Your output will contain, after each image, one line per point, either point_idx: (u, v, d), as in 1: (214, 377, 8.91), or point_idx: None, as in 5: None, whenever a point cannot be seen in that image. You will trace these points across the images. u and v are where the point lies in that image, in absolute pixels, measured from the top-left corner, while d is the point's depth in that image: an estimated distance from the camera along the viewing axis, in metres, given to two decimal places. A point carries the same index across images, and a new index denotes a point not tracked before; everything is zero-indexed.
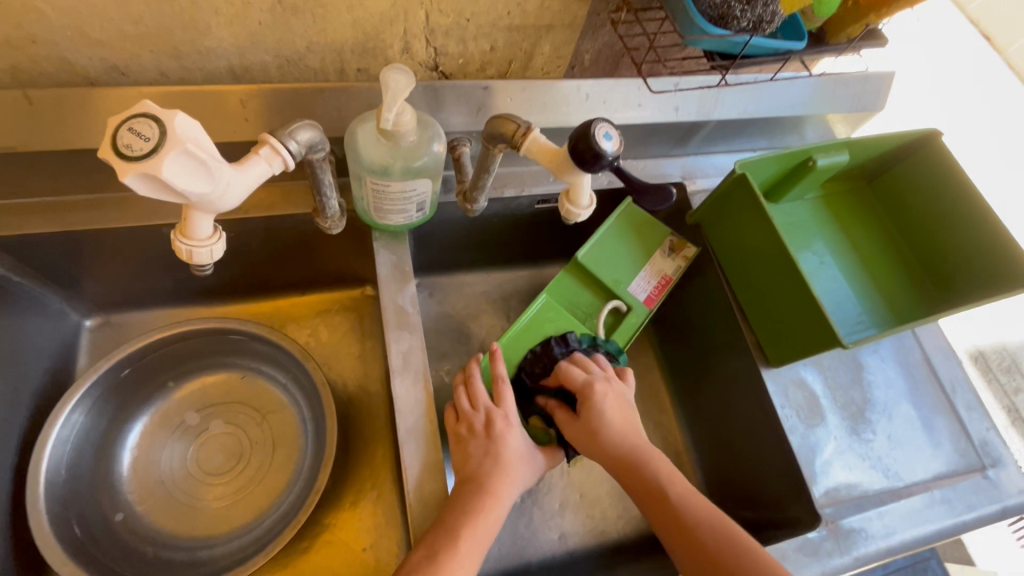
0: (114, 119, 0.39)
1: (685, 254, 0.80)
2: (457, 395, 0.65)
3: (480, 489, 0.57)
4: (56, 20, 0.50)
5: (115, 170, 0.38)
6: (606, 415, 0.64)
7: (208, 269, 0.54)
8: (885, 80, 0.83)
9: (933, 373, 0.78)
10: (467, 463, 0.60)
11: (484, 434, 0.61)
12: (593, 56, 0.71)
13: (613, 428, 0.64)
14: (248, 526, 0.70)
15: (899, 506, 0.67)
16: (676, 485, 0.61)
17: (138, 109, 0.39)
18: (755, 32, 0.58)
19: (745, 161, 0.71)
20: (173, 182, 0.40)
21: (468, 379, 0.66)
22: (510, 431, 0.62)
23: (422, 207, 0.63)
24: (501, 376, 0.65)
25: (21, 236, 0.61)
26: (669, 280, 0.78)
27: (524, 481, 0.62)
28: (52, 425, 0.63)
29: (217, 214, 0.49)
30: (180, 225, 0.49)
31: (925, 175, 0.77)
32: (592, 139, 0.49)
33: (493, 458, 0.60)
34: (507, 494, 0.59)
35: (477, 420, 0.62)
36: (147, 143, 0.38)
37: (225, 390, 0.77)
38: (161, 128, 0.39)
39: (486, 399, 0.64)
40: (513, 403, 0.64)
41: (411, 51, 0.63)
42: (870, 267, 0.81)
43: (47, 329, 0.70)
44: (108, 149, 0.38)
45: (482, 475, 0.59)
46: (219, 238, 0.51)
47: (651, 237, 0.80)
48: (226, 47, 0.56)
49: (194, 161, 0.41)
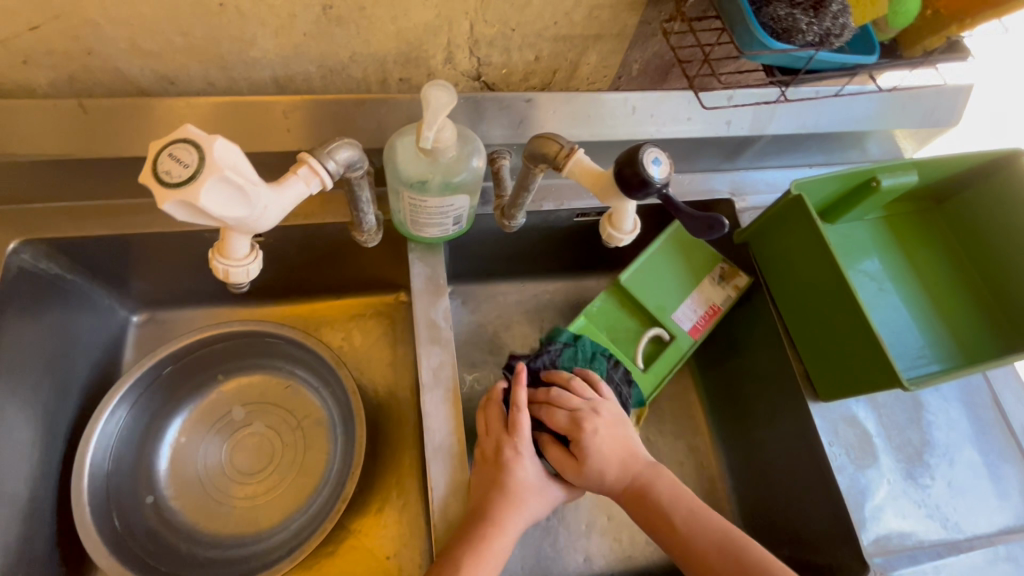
0: (157, 143, 0.39)
1: (736, 283, 0.76)
2: (478, 419, 0.65)
3: (483, 521, 0.55)
4: (110, 32, 0.51)
5: (154, 197, 0.38)
6: (599, 452, 0.61)
7: (244, 286, 0.54)
8: (962, 92, 0.76)
9: (1003, 415, 0.72)
10: (475, 493, 0.58)
11: (493, 461, 0.60)
12: (642, 66, 0.68)
13: (609, 459, 0.61)
14: (277, 528, 0.71)
15: (958, 561, 0.62)
16: (680, 509, 0.60)
17: (178, 134, 0.39)
18: (821, 46, 0.54)
19: (801, 181, 0.67)
20: (210, 209, 0.39)
21: (492, 402, 0.64)
22: (519, 462, 0.59)
23: (459, 221, 0.62)
24: (519, 402, 0.61)
25: (75, 237, 0.64)
26: (717, 310, 0.75)
27: (534, 511, 0.60)
28: (97, 420, 0.66)
29: (254, 234, 0.48)
30: (219, 244, 0.49)
31: (1000, 197, 0.71)
32: (640, 164, 0.46)
33: (498, 487, 0.58)
34: (514, 526, 0.57)
35: (489, 447, 0.61)
36: (185, 170, 0.38)
37: (260, 390, 0.78)
38: (200, 154, 0.38)
39: (499, 427, 0.62)
40: (528, 431, 0.60)
41: (454, 61, 0.62)
42: (935, 295, 0.75)
43: (97, 326, 0.73)
44: (149, 175, 0.38)
45: (485, 507, 0.57)
46: (256, 256, 0.51)
47: (700, 264, 0.77)
48: (271, 57, 0.56)
49: (232, 186, 0.40)
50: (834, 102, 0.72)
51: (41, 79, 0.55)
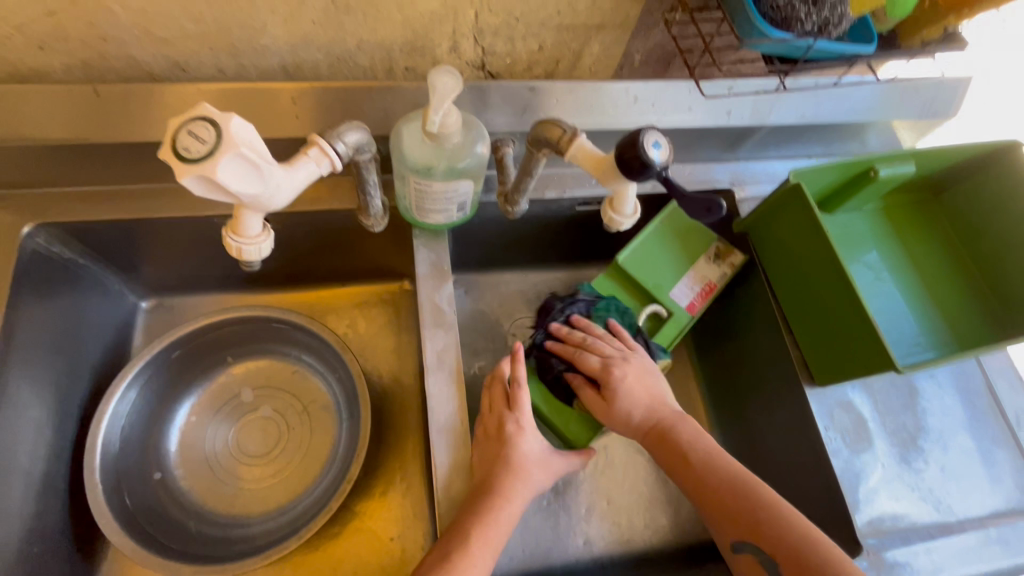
0: (175, 120, 0.40)
1: (731, 261, 0.77)
2: (483, 395, 0.66)
3: (488, 493, 0.57)
4: (125, 18, 0.52)
5: (174, 172, 0.39)
6: (628, 394, 0.65)
7: (255, 265, 0.55)
8: (962, 84, 0.77)
9: (997, 403, 0.73)
10: (479, 464, 0.60)
11: (496, 437, 0.61)
12: (644, 56, 0.69)
13: (634, 399, 0.65)
14: (283, 508, 0.72)
15: (949, 542, 0.63)
16: (697, 450, 0.63)
17: (196, 111, 0.40)
18: (819, 35, 0.56)
19: (800, 170, 0.69)
20: (227, 184, 0.41)
21: (493, 380, 0.66)
22: (521, 435, 0.61)
23: (463, 207, 0.63)
24: (520, 379, 0.63)
25: (87, 222, 0.65)
26: (713, 287, 0.76)
27: (537, 483, 0.61)
28: (109, 400, 0.68)
29: (266, 212, 0.50)
30: (232, 223, 0.50)
31: (996, 188, 0.72)
32: (640, 147, 0.47)
33: (502, 460, 0.59)
34: (518, 495, 0.58)
35: (492, 422, 0.63)
36: (204, 146, 0.39)
37: (267, 374, 0.79)
38: (218, 131, 0.40)
39: (502, 404, 0.63)
40: (528, 406, 0.63)
41: (459, 50, 0.63)
42: (931, 284, 0.77)
43: (107, 310, 0.74)
44: (168, 151, 0.39)
45: (489, 479, 0.58)
46: (267, 236, 0.52)
47: (694, 242, 0.78)
48: (280, 45, 0.58)
49: (247, 163, 0.41)
50: (834, 93, 0.73)
51: (57, 65, 0.56)
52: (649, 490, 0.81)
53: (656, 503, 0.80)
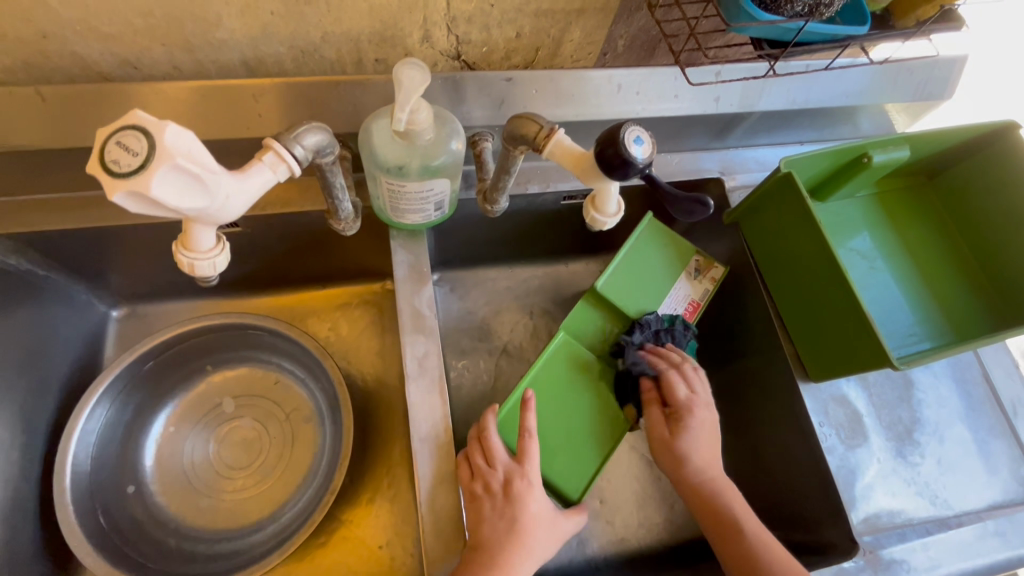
0: (102, 131, 0.36)
1: (712, 275, 0.75)
2: (469, 451, 0.60)
3: (490, 561, 0.53)
4: (63, 13, 0.48)
5: (102, 188, 0.35)
6: (695, 439, 0.64)
7: (213, 279, 0.51)
8: (956, 63, 0.74)
9: (993, 392, 0.72)
10: (480, 526, 0.56)
11: (501, 496, 0.56)
12: (628, 41, 0.66)
13: (699, 450, 0.64)
14: (267, 521, 0.70)
15: (947, 537, 0.62)
16: (750, 522, 0.62)
17: (125, 120, 0.36)
18: (811, 17, 0.52)
19: (791, 158, 0.66)
20: (164, 199, 0.37)
21: (483, 435, 0.61)
22: (530, 493, 0.57)
23: (441, 206, 0.60)
24: (529, 429, 0.59)
25: (43, 232, 0.62)
26: (698, 305, 0.73)
27: (545, 551, 0.57)
28: (78, 418, 0.65)
29: (219, 225, 0.46)
30: (182, 237, 0.47)
31: (992, 172, 0.70)
32: (622, 145, 0.44)
33: (510, 523, 0.55)
34: (523, 567, 0.54)
35: (495, 480, 0.57)
36: (135, 158, 0.35)
37: (245, 383, 0.77)
38: (150, 141, 0.36)
39: (505, 457, 0.58)
40: (538, 459, 0.59)
41: (431, 40, 0.59)
42: (925, 272, 0.74)
43: (74, 322, 0.71)
44: (94, 165, 0.35)
45: (496, 545, 0.54)
46: (223, 249, 0.49)
47: (677, 256, 0.75)
48: (238, 38, 0.54)
49: (186, 175, 0.37)
50: (825, 77, 0.70)
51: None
52: (642, 487, 0.79)
53: (650, 500, 0.79)
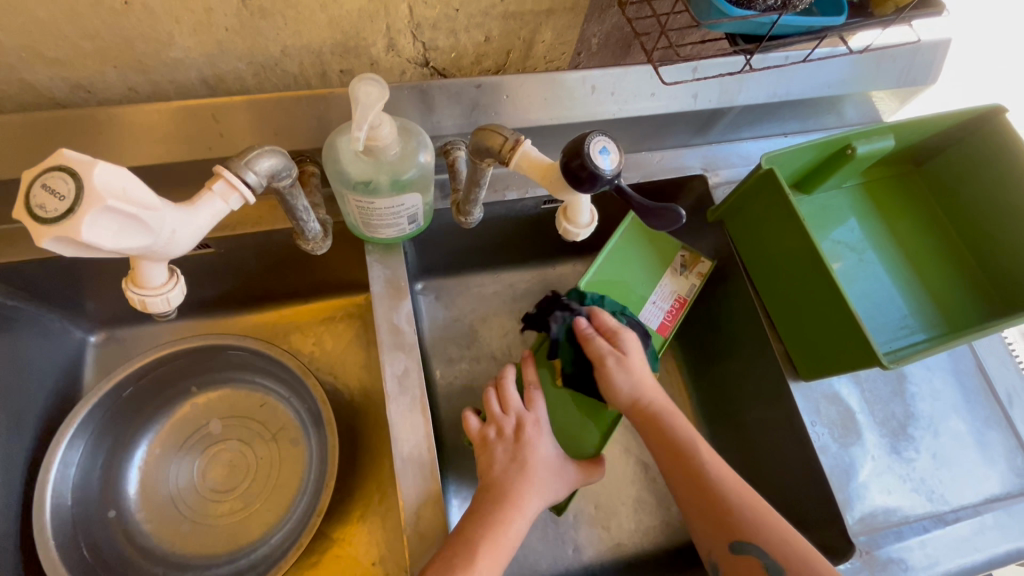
0: (30, 172, 0.35)
1: (699, 270, 0.75)
2: (486, 399, 0.63)
3: (501, 503, 0.55)
4: (6, 40, 0.46)
5: (31, 236, 0.34)
6: (635, 359, 0.63)
7: (172, 313, 0.50)
8: (940, 48, 0.73)
9: (988, 381, 0.71)
10: (489, 467, 0.58)
11: (513, 439, 0.60)
12: (601, 39, 0.65)
13: (642, 373, 0.63)
14: (255, 544, 0.69)
15: (944, 534, 0.61)
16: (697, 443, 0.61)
17: (51, 163, 0.35)
18: (784, 9, 0.51)
19: (773, 154, 0.64)
20: (99, 244, 0.36)
21: (501, 383, 0.64)
22: (539, 438, 0.60)
23: (415, 219, 0.59)
24: (532, 382, 0.65)
25: (8, 263, 0.60)
26: (684, 302, 0.74)
27: (551, 491, 0.58)
28: (55, 450, 0.63)
29: (169, 260, 0.45)
30: (131, 274, 0.45)
31: (979, 159, 0.68)
32: (587, 158, 0.42)
33: (518, 464, 0.58)
34: (531, 505, 0.56)
35: (508, 425, 0.61)
36: (61, 203, 0.34)
37: (229, 404, 0.75)
38: (76, 184, 0.34)
39: (518, 404, 0.62)
40: (544, 409, 0.63)
41: (397, 48, 0.58)
42: (917, 262, 0.73)
43: (49, 351, 0.70)
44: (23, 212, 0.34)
45: (505, 481, 0.56)
46: (177, 283, 0.47)
47: (661, 254, 0.75)
48: (194, 57, 0.52)
49: (121, 216, 0.36)
50: (805, 68, 0.68)
51: None
52: (637, 491, 0.78)
53: (646, 505, 0.77)
